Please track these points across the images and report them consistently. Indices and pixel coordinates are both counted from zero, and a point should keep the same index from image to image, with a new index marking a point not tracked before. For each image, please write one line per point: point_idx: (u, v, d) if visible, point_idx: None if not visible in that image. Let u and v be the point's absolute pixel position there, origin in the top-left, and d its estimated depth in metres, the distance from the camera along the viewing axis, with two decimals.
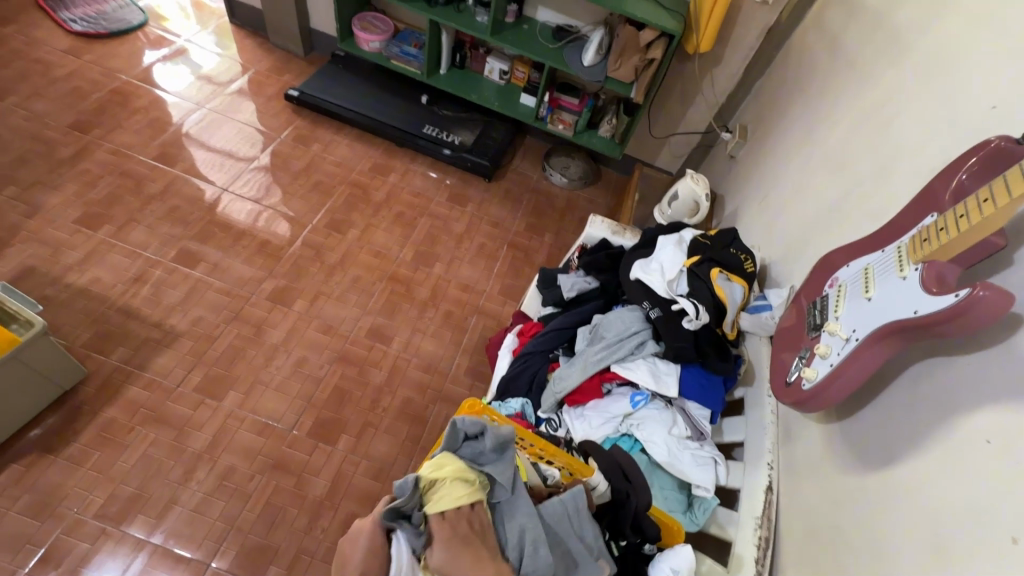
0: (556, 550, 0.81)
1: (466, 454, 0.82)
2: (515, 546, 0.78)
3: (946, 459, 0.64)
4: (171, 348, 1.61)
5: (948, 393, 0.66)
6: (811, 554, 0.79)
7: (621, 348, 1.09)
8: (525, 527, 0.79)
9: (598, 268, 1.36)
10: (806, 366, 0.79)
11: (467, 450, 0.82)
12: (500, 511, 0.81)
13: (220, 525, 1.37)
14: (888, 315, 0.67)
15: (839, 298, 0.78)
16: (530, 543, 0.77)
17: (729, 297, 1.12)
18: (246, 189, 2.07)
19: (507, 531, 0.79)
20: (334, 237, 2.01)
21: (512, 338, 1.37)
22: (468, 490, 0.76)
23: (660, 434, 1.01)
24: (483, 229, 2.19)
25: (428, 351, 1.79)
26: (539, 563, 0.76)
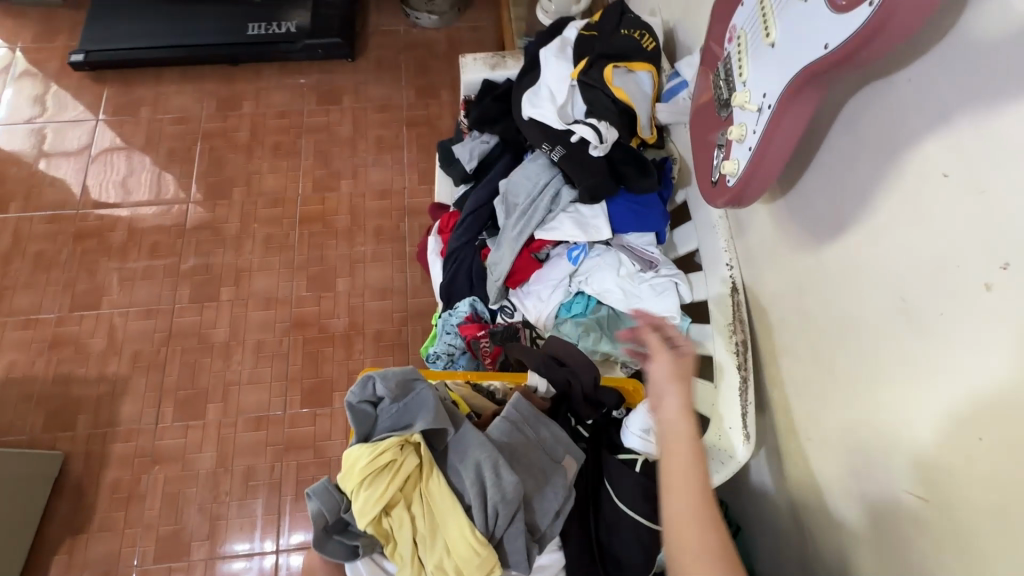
0: (520, 464, 0.77)
1: (387, 424, 0.77)
2: (474, 490, 0.73)
3: (898, 211, 0.52)
4: (130, 393, 1.53)
5: (891, 128, 0.52)
6: (789, 344, 0.74)
7: (536, 211, 0.94)
8: (479, 460, 0.74)
9: (492, 119, 1.14)
10: (726, 159, 0.64)
11: (384, 417, 0.77)
12: (450, 455, 0.76)
13: (269, 517, 1.42)
14: (799, 59, 0.49)
15: (741, 55, 0.60)
16: (488, 477, 0.73)
17: (635, 93, 0.92)
18: (101, 197, 1.77)
19: (461, 473, 0.74)
20: (222, 206, 1.76)
21: (434, 241, 1.21)
22: (394, 477, 0.72)
23: (609, 283, 0.92)
24: (372, 119, 1.89)
25: (377, 278, 1.67)
26: (506, 485, 0.73)
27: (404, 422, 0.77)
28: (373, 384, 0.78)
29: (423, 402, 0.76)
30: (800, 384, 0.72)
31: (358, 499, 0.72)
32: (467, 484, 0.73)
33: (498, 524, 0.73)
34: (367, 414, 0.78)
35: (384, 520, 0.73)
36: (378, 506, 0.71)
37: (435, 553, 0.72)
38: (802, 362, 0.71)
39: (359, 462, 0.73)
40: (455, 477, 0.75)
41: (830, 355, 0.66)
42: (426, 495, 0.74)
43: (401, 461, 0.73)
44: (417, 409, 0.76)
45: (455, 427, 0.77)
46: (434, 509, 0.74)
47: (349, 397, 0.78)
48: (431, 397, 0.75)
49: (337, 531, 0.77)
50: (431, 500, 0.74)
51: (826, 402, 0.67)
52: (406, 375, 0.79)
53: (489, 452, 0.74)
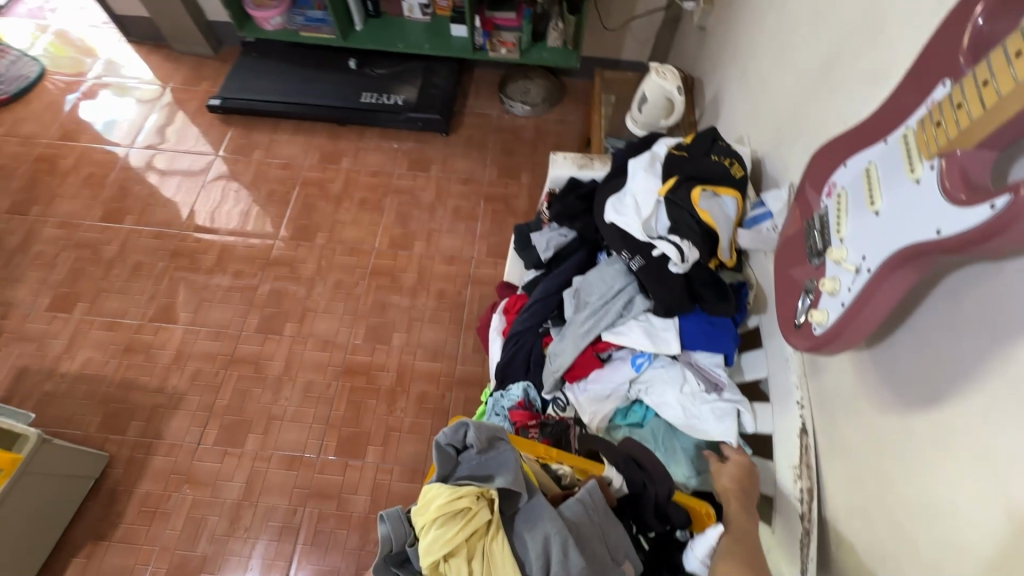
0: (586, 550, 0.71)
1: (466, 471, 0.74)
2: (538, 563, 0.67)
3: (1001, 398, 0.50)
4: (182, 408, 1.60)
5: (996, 310, 0.52)
6: (862, 504, 0.69)
7: (608, 312, 0.96)
8: (548, 535, 0.68)
9: (573, 215, 1.20)
10: (813, 306, 0.65)
11: (464, 465, 0.74)
12: (519, 520, 0.71)
13: (279, 562, 1.40)
14: (904, 236, 0.51)
15: (840, 212, 0.62)
16: (556, 556, 0.67)
17: (719, 217, 0.95)
18: (202, 222, 1.96)
19: (528, 541, 0.68)
20: (304, 247, 1.90)
21: (498, 318, 1.25)
22: (466, 525, 0.67)
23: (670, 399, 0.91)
24: (453, 189, 2.02)
25: (430, 338, 1.71)
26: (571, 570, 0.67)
27: (484, 473, 0.73)
28: (464, 430, 0.75)
29: (505, 461, 0.73)
30: (874, 553, 0.67)
31: (425, 537, 0.67)
32: (533, 556, 0.67)
33: None
34: (450, 456, 0.74)
35: (440, 566, 0.67)
36: (444, 548, 0.66)
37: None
38: (877, 529, 0.66)
39: (434, 500, 0.69)
40: (520, 544, 0.69)
41: (907, 529, 0.61)
42: (489, 554, 0.67)
43: (475, 511, 0.68)
44: (496, 467, 0.73)
45: (528, 494, 0.73)
46: (494, 572, 0.67)
47: (438, 436, 0.75)
48: (514, 458, 0.73)
49: (396, 562, 0.72)
50: (493, 563, 0.67)
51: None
52: (495, 431, 0.76)
53: (560, 528, 0.68)
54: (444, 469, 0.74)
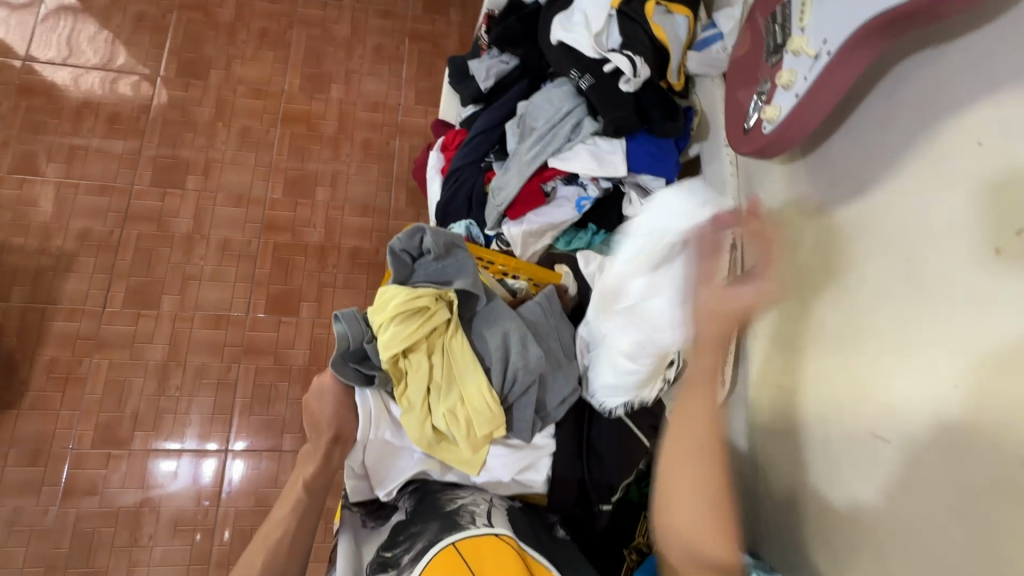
0: (543, 344, 0.84)
1: (423, 275, 0.78)
2: (499, 354, 0.79)
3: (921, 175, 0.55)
4: (75, 270, 1.42)
5: (933, 94, 0.54)
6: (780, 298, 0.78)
7: (556, 137, 0.92)
8: (508, 332, 0.80)
9: (515, 39, 1.09)
10: (766, 104, 0.65)
11: (421, 271, 0.79)
12: (477, 322, 0.81)
13: (221, 415, 1.39)
14: (872, 5, 0.50)
15: (804, 0, 0.60)
16: (515, 347, 0.80)
17: (670, 35, 0.91)
18: (53, 53, 1.58)
19: (489, 338, 0.80)
20: (196, 87, 1.61)
21: (436, 157, 1.16)
22: (424, 325, 0.74)
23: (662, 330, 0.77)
24: (372, 24, 1.76)
25: (359, 193, 1.60)
26: (529, 359, 0.80)
27: (442, 278, 0.79)
28: (419, 238, 0.78)
29: (463, 265, 0.78)
30: (784, 336, 0.76)
31: (385, 333, 0.73)
32: (494, 349, 0.79)
33: (512, 391, 0.80)
34: (407, 263, 0.79)
35: (402, 361, 0.75)
36: (405, 342, 0.73)
37: (449, 402, 0.76)
38: (790, 316, 0.75)
39: (393, 301, 0.75)
40: (480, 341, 0.81)
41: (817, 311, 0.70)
42: (449, 349, 0.77)
43: (434, 311, 0.76)
44: (454, 272, 0.78)
45: (485, 301, 0.82)
46: (454, 363, 0.77)
47: (393, 243, 0.77)
48: (471, 264, 0.78)
49: (355, 359, 0.75)
50: (452, 355, 0.77)
51: (808, 353, 0.71)
52: (450, 239, 0.78)
53: (518, 326, 0.81)
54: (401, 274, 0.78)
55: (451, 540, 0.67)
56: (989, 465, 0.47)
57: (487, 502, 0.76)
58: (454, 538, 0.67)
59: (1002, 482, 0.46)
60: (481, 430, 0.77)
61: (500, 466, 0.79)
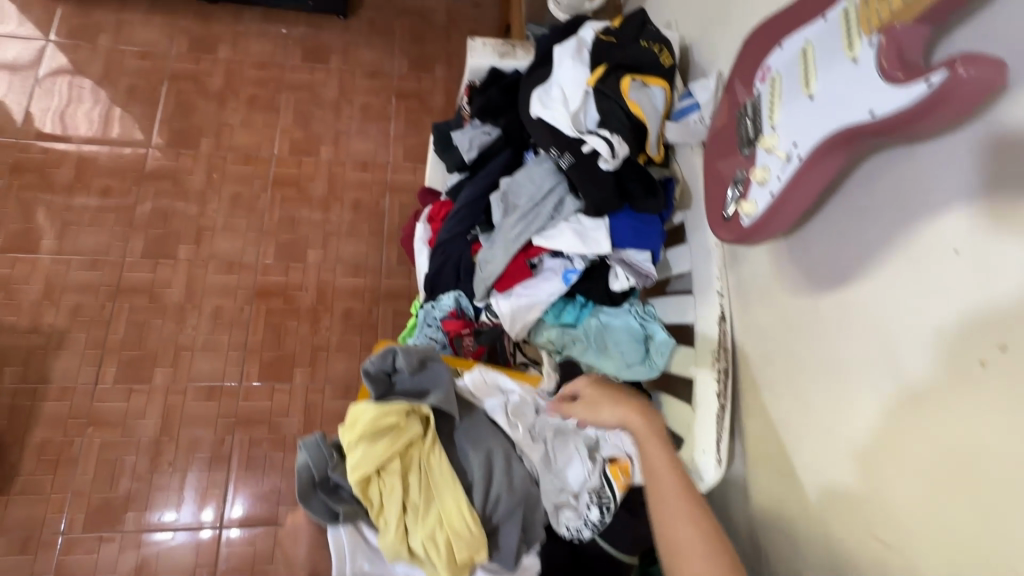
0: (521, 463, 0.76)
1: (400, 391, 0.76)
2: (481, 472, 0.72)
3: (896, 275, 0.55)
4: (66, 348, 1.41)
5: (904, 197, 0.54)
6: (768, 377, 0.76)
7: (538, 216, 0.93)
8: (491, 449, 0.75)
9: (495, 111, 1.11)
10: (742, 198, 0.64)
11: (399, 386, 0.76)
12: (458, 438, 0.76)
13: (215, 490, 1.36)
14: (838, 117, 0.49)
15: (773, 98, 0.60)
16: (499, 466, 0.73)
17: (647, 108, 0.91)
18: (66, 128, 1.61)
19: (472, 457, 0.74)
20: (186, 156, 1.63)
21: (423, 228, 1.17)
22: (393, 442, 0.70)
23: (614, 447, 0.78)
24: (360, 84, 1.79)
25: (351, 253, 1.60)
26: (513, 477, 0.74)
27: (419, 391, 0.76)
28: (393, 356, 0.76)
29: (439, 379, 0.76)
30: (774, 418, 0.74)
31: (354, 454, 0.69)
32: (476, 465, 0.72)
33: (497, 511, 0.71)
34: (381, 381, 0.75)
35: (373, 482, 0.69)
36: (374, 461, 0.68)
37: (427, 522, 0.68)
38: (780, 397, 0.73)
39: (362, 416, 0.71)
40: (462, 459, 0.74)
41: (806, 396, 0.68)
42: (426, 466, 0.71)
43: (406, 426, 0.71)
44: (431, 384, 0.77)
45: (462, 416, 0.78)
46: (432, 480, 0.70)
47: (367, 364, 0.75)
48: (447, 375, 0.77)
49: (324, 489, 0.70)
50: (429, 473, 0.71)
51: (799, 441, 0.69)
52: (425, 356, 0.78)
53: (501, 444, 0.76)
54: (378, 391, 0.74)
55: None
56: None
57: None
58: None
59: None
60: (461, 553, 0.66)
61: None
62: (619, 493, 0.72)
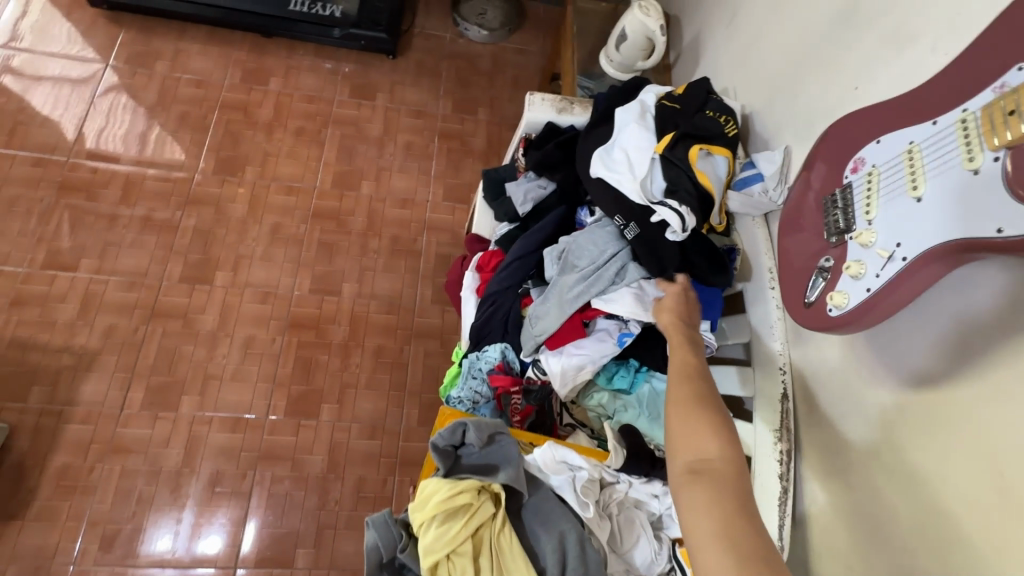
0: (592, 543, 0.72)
1: (468, 465, 0.76)
2: (554, 557, 0.69)
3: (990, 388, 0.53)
4: (96, 370, 1.40)
5: (1014, 307, 0.53)
6: (839, 466, 0.74)
7: (600, 279, 0.92)
8: (564, 531, 0.71)
9: (553, 165, 1.11)
10: (829, 286, 0.63)
11: (466, 459, 0.76)
12: (528, 514, 0.74)
13: (232, 528, 1.32)
14: (953, 224, 0.49)
15: (870, 192, 0.59)
16: (572, 549, 0.70)
17: (713, 178, 0.91)
18: (118, 150, 1.64)
19: (544, 539, 0.71)
20: (230, 183, 1.65)
21: (470, 276, 1.17)
22: (465, 526, 0.69)
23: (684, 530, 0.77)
24: (404, 123, 1.83)
25: (385, 289, 1.60)
26: (588, 562, 0.69)
27: (486, 466, 0.76)
28: (461, 430, 0.76)
29: (508, 454, 0.76)
30: (846, 510, 0.72)
31: (426, 535, 0.69)
32: (549, 549, 0.69)
33: None
34: (450, 455, 0.75)
35: (444, 565, 0.69)
36: (447, 544, 0.68)
37: None
38: (854, 490, 0.71)
39: (433, 495, 0.71)
40: (533, 538, 0.72)
41: (888, 495, 0.66)
42: (497, 548, 0.70)
43: (477, 505, 0.71)
44: (499, 459, 0.76)
45: (529, 490, 0.75)
46: (503, 564, 0.70)
47: (435, 438, 0.75)
48: (516, 452, 0.75)
49: (389, 569, 0.72)
50: (501, 555, 0.70)
51: (876, 541, 0.67)
52: (494, 431, 0.78)
53: (574, 526, 0.71)
54: (445, 465, 0.75)
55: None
56: None
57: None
58: None
59: None
60: None
61: None
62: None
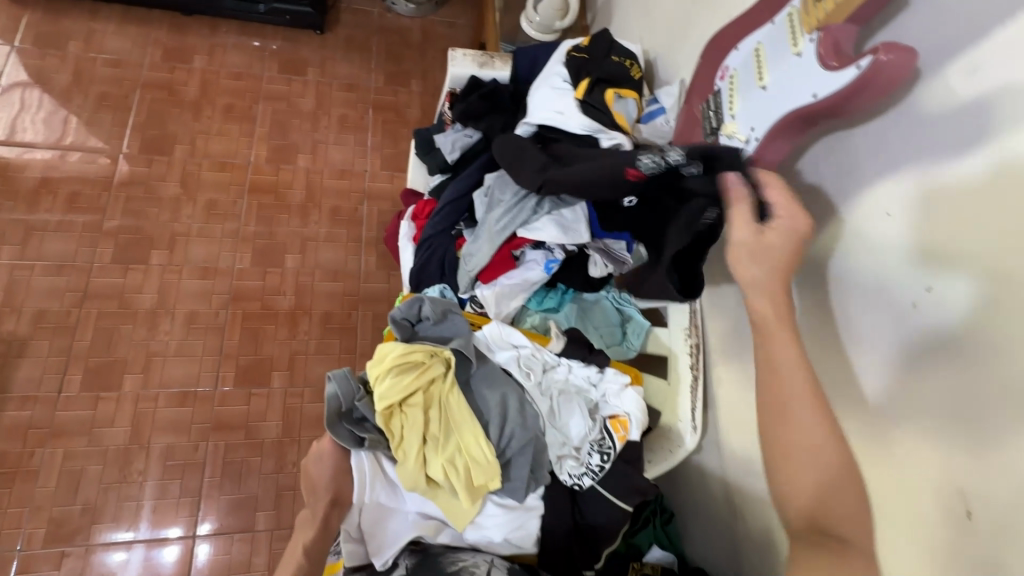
0: (530, 408, 0.82)
1: (426, 336, 0.85)
2: (497, 409, 0.80)
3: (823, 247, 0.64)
4: (28, 355, 1.36)
5: (846, 174, 0.65)
6: (730, 343, 0.86)
7: (522, 210, 0.97)
8: (506, 394, 0.81)
9: (477, 115, 1.17)
10: None
11: (423, 331, 0.85)
12: (474, 381, 0.82)
13: (188, 498, 1.32)
14: (788, 101, 0.59)
15: (732, 91, 0.69)
16: (512, 407, 0.80)
17: (627, 120, 1.01)
18: (34, 134, 1.58)
19: (488, 396, 0.81)
20: (159, 162, 1.63)
21: (408, 226, 1.22)
22: (419, 378, 0.77)
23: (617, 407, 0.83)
24: (337, 96, 1.84)
25: (329, 258, 1.62)
26: (526, 417, 0.81)
27: (441, 337, 0.84)
28: (418, 305, 0.84)
29: (459, 326, 0.83)
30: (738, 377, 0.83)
31: (381, 385, 0.76)
32: (492, 404, 0.80)
33: (510, 446, 0.79)
34: (410, 325, 0.84)
35: (396, 413, 0.76)
36: (400, 392, 0.75)
37: (446, 452, 0.76)
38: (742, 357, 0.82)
39: (390, 354, 0.79)
40: (478, 398, 0.81)
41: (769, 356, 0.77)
42: (446, 402, 0.79)
43: (429, 364, 0.79)
44: (452, 332, 0.84)
45: (479, 361, 0.84)
46: (450, 416, 0.79)
47: (394, 312, 0.84)
48: (466, 326, 0.83)
49: (349, 419, 0.76)
50: (448, 408, 0.79)
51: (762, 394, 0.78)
52: (448, 306, 0.85)
53: (516, 389, 0.82)
54: (404, 334, 0.83)
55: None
56: (935, 498, 0.54)
57: (488, 563, 0.75)
58: None
59: (949, 513, 0.53)
60: (477, 479, 0.75)
61: (492, 526, 0.78)
62: (619, 444, 0.80)
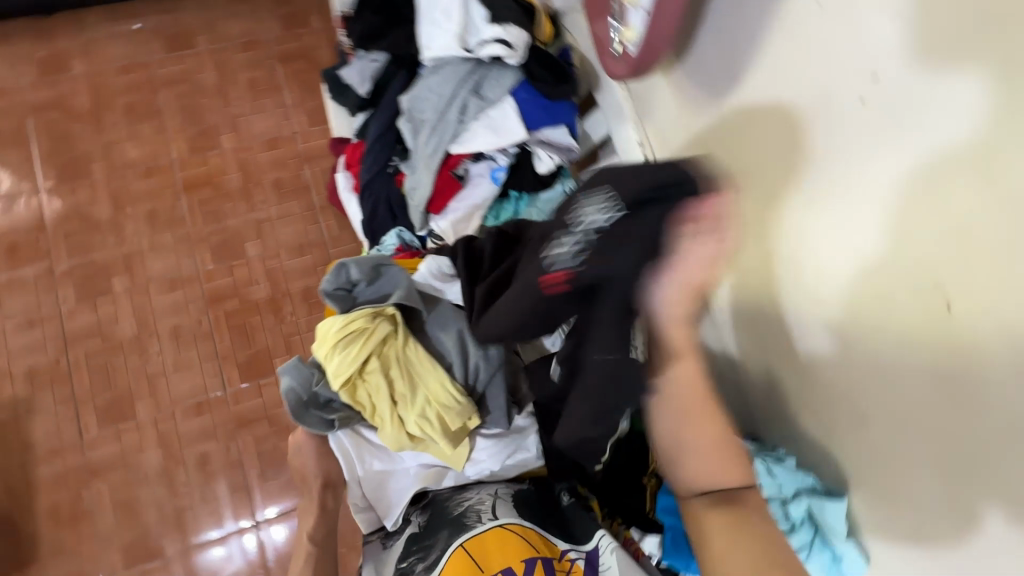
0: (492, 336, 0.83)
1: (364, 301, 0.80)
2: (456, 350, 0.81)
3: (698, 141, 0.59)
4: (37, 411, 1.38)
5: None
6: None
7: (448, 125, 0.92)
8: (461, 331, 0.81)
9: (377, 35, 1.06)
10: (623, 28, 0.68)
11: (361, 296, 0.80)
12: (429, 325, 0.82)
13: (237, 494, 1.37)
14: None
15: None
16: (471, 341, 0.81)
17: None
18: None
19: (444, 339, 0.81)
20: (83, 187, 1.53)
21: (344, 177, 1.14)
22: (366, 347, 0.77)
23: None
24: (238, 60, 1.68)
25: (290, 234, 1.56)
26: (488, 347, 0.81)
27: (380, 296, 0.80)
28: (345, 271, 0.80)
29: (395, 279, 0.80)
30: None
31: (332, 363, 0.77)
32: (450, 346, 0.81)
33: (479, 380, 0.82)
34: (344, 293, 0.79)
35: (357, 383, 0.78)
36: (351, 365, 0.76)
37: (417, 406, 0.78)
38: None
39: (332, 330, 0.78)
40: (437, 343, 0.82)
41: None
42: (404, 359, 0.79)
43: (373, 328, 0.77)
44: (390, 286, 0.80)
45: (427, 306, 0.82)
46: (411, 371, 0.79)
47: (325, 285, 0.79)
48: (404, 276, 0.80)
49: (316, 405, 0.78)
50: (407, 364, 0.79)
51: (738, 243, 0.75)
52: (378, 263, 0.80)
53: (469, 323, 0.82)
54: (342, 305, 0.79)
55: (460, 543, 0.73)
56: (914, 294, 0.51)
57: (492, 495, 0.79)
58: (461, 540, 0.73)
59: (926, 308, 0.50)
60: (453, 424, 0.79)
61: (487, 457, 0.82)
62: None
